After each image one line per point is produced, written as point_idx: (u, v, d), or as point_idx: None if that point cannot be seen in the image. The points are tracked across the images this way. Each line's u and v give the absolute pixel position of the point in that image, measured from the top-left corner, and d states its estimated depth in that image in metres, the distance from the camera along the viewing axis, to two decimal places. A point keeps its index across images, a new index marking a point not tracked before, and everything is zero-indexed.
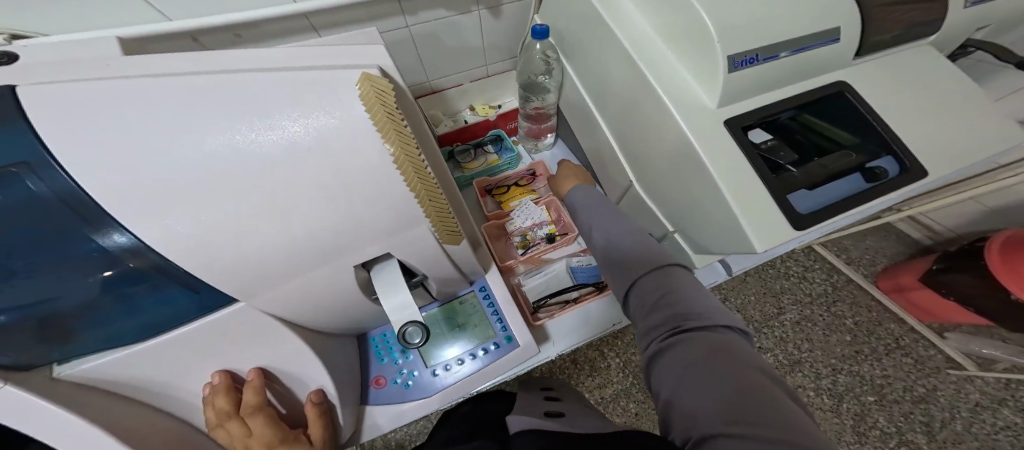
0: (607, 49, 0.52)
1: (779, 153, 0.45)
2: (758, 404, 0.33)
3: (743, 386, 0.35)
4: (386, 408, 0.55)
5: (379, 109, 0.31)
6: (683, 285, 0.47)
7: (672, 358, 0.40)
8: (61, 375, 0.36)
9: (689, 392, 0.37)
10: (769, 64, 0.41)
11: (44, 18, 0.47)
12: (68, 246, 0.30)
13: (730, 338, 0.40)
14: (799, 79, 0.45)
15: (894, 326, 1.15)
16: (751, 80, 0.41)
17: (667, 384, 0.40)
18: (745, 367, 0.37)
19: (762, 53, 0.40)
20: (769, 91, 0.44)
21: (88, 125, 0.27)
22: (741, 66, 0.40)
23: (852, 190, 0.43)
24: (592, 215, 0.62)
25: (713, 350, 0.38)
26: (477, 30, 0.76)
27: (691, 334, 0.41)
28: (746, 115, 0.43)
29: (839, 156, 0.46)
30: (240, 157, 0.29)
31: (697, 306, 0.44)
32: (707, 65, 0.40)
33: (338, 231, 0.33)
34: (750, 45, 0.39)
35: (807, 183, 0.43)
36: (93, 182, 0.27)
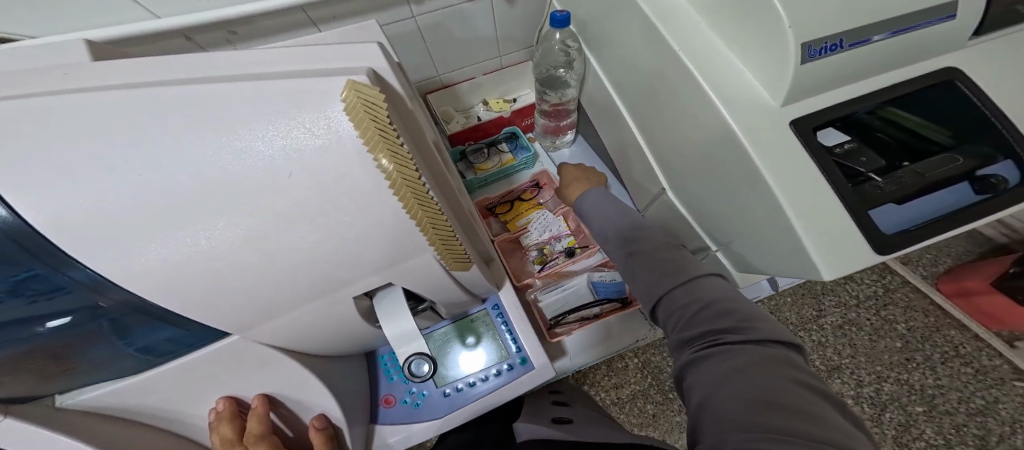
0: (641, 34, 0.44)
1: (861, 158, 0.37)
2: (814, 433, 0.27)
3: (796, 411, 0.28)
4: (396, 429, 0.51)
5: (369, 126, 0.26)
6: (725, 295, 0.40)
7: (706, 372, 0.34)
8: (64, 405, 0.34)
9: (724, 411, 0.31)
10: (853, 52, 0.33)
11: (32, 20, 0.46)
12: (24, 285, 0.27)
13: (784, 355, 0.33)
14: (886, 69, 0.36)
15: (955, 333, 1.02)
16: (830, 71, 0.34)
17: (697, 400, 0.34)
18: (800, 390, 0.30)
19: (848, 37, 0.32)
20: (849, 82, 0.36)
21: (13, 144, 0.22)
22: (821, 54, 0.32)
23: (955, 205, 0.36)
24: (604, 220, 0.55)
25: (760, 367, 0.32)
26: (489, 18, 0.69)
27: (732, 347, 0.34)
28: (821, 114, 0.35)
29: (940, 161, 0.38)
30: (204, 184, 0.24)
31: (741, 316, 0.37)
32: (772, 54, 0.33)
33: (331, 262, 0.29)
34: (832, 29, 0.31)
35: (897, 197, 0.35)
36: (30, 212, 0.23)
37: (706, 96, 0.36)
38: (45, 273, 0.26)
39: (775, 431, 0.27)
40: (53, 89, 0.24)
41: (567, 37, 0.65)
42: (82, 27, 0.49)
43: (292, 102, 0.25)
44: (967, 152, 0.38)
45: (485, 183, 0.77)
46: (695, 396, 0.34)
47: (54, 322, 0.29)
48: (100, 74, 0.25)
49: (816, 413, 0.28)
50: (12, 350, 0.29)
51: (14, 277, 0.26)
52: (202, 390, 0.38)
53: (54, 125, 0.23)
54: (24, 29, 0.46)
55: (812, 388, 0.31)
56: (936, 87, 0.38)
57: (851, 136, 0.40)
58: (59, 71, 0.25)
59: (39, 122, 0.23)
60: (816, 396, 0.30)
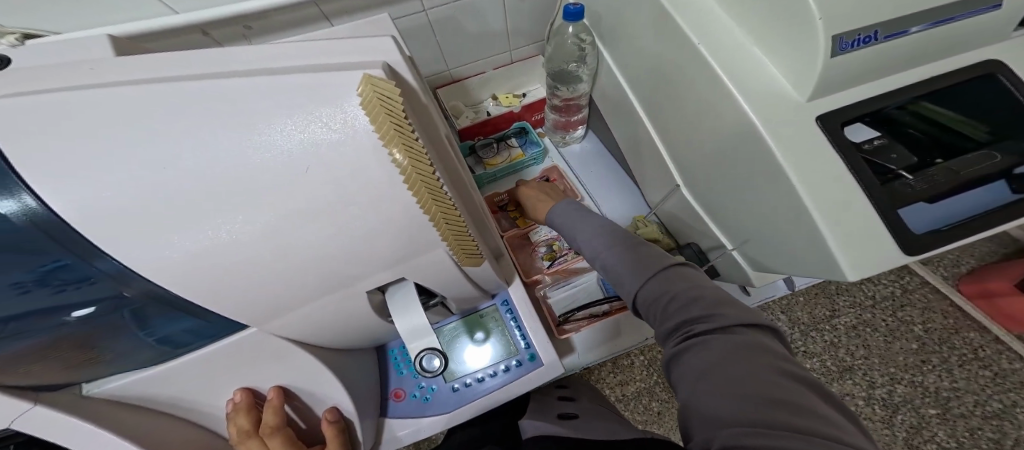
0: (660, 27, 0.43)
1: (891, 155, 0.36)
2: (802, 425, 0.25)
3: (778, 400, 0.27)
4: (406, 422, 0.51)
5: (385, 121, 0.26)
6: (695, 282, 0.38)
7: (688, 367, 0.32)
8: (90, 393, 0.34)
9: (712, 407, 0.29)
10: (890, 44, 0.31)
11: (59, 15, 0.47)
12: (52, 274, 0.27)
13: (761, 340, 0.31)
14: (922, 62, 0.34)
15: (975, 335, 0.99)
16: (863, 64, 0.32)
17: (684, 397, 0.32)
18: (780, 377, 0.28)
19: (884, 29, 0.31)
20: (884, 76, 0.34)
21: (45, 136, 0.23)
22: (855, 46, 0.30)
23: (990, 206, 0.34)
24: (574, 232, 0.50)
25: (738, 356, 0.30)
26: (500, 11, 0.68)
27: (709, 337, 0.32)
28: (853, 109, 0.34)
29: (977, 158, 0.36)
30: (227, 178, 0.24)
31: (713, 304, 0.35)
32: (799, 46, 0.31)
33: (346, 256, 0.29)
34: (868, 20, 0.30)
35: (929, 195, 0.33)
36: (57, 204, 0.23)
37: (728, 90, 0.35)
38: (72, 263, 0.27)
39: (763, 425, 0.26)
40: (79, 83, 0.24)
41: (581, 31, 0.64)
42: (104, 23, 0.49)
43: (310, 96, 0.25)
44: (1006, 149, 0.36)
45: (495, 178, 0.77)
46: (682, 392, 0.33)
47: (80, 311, 0.30)
48: (128, 69, 0.25)
49: (801, 401, 0.27)
50: (41, 337, 0.29)
51: (43, 267, 0.27)
52: (219, 381, 0.39)
53: (81, 119, 0.23)
54: (48, 24, 0.47)
55: (793, 372, 0.29)
56: (974, 81, 0.36)
57: (881, 132, 0.39)
58: (86, 66, 0.25)
59: (65, 116, 0.23)
60: (799, 380, 0.29)
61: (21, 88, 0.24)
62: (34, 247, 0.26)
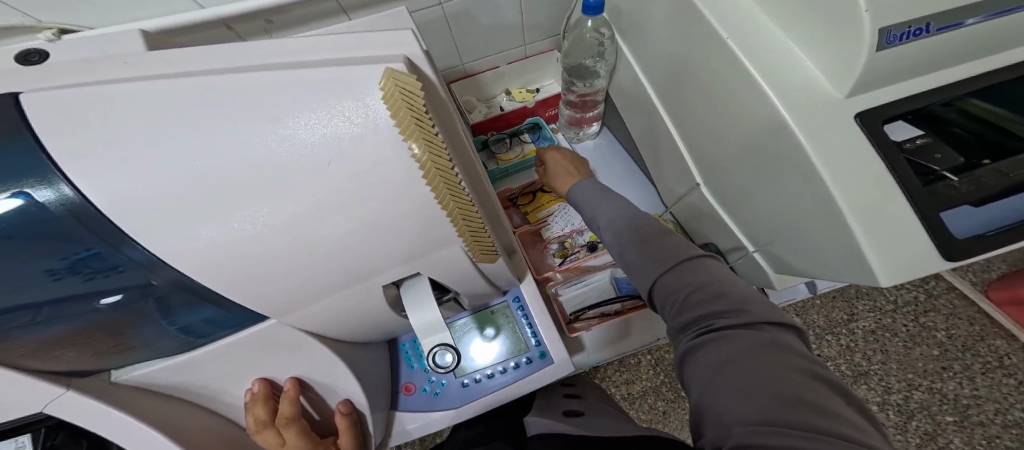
0: (688, 20, 0.42)
1: (934, 155, 0.35)
2: (823, 427, 0.24)
3: (802, 400, 0.26)
4: (416, 416, 0.52)
5: (407, 116, 0.25)
6: (719, 277, 0.36)
7: (704, 362, 0.31)
8: (119, 380, 0.36)
9: (726, 403, 0.28)
10: (942, 37, 0.29)
11: (91, 10, 0.47)
12: (83, 262, 0.28)
13: (785, 340, 0.30)
14: (980, 55, 0.32)
15: (1001, 343, 0.95)
16: (910, 59, 0.30)
17: (697, 393, 0.31)
18: (802, 377, 0.27)
19: (936, 21, 0.28)
20: (935, 70, 0.32)
21: (83, 128, 0.24)
22: (902, 39, 0.28)
23: None
24: (596, 211, 0.50)
25: (760, 353, 0.29)
26: (517, 5, 0.67)
27: (729, 333, 0.31)
28: (896, 106, 0.32)
29: None
30: (252, 170, 0.25)
31: (737, 299, 0.33)
32: (839, 38, 0.29)
33: (363, 251, 0.29)
34: (921, 11, 0.28)
35: (975, 198, 0.31)
36: (95, 194, 0.24)
37: (760, 86, 0.34)
38: (104, 251, 0.27)
39: (780, 424, 0.25)
40: (114, 76, 0.25)
41: (600, 25, 0.63)
42: (132, 18, 0.50)
43: (335, 90, 0.25)
44: None
45: (507, 173, 0.77)
46: (694, 387, 0.32)
47: (109, 298, 0.30)
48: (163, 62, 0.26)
49: (826, 404, 0.26)
50: (77, 322, 0.30)
51: (75, 255, 0.27)
52: (238, 372, 0.39)
53: (115, 111, 0.24)
54: (83, 18, 0.48)
55: (815, 374, 0.28)
56: None
57: (926, 130, 0.37)
58: (121, 59, 0.26)
59: (101, 108, 0.24)
60: (822, 383, 0.28)
61: (61, 81, 0.25)
62: (70, 235, 0.26)
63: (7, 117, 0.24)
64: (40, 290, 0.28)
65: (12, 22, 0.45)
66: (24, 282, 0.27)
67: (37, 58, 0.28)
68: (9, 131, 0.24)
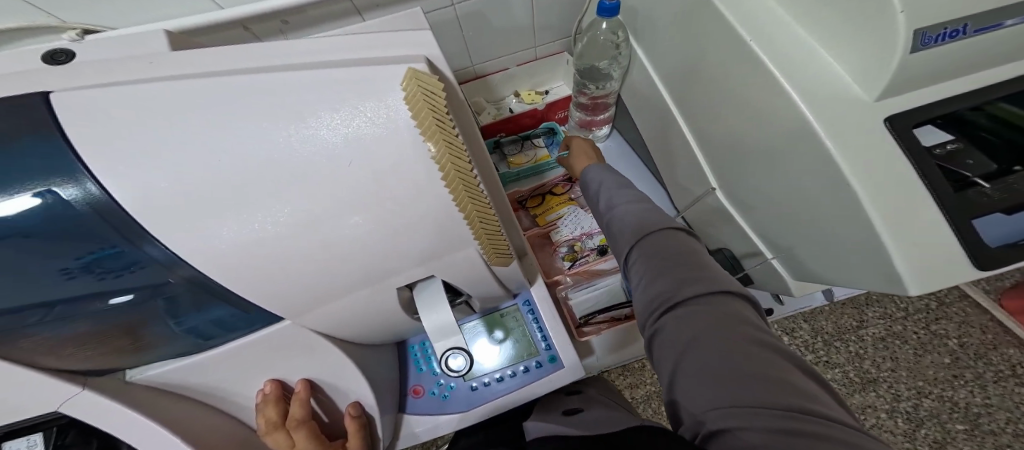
0: (709, 22, 0.41)
1: (965, 160, 0.34)
2: (791, 401, 0.24)
3: (764, 375, 0.26)
4: (424, 419, 0.51)
5: (429, 118, 0.25)
6: (680, 248, 0.36)
7: (671, 339, 0.31)
8: (133, 379, 0.36)
9: (697, 383, 0.27)
10: (978, 39, 0.29)
11: (109, 11, 0.48)
12: (104, 260, 0.27)
13: (741, 311, 0.30)
14: (1012, 59, 0.31)
15: (1014, 351, 0.94)
16: (944, 62, 0.29)
17: (667, 374, 0.30)
18: (762, 350, 0.27)
19: (974, 22, 0.28)
20: (965, 73, 0.31)
21: (110, 125, 0.24)
22: (938, 41, 0.27)
23: None
24: (603, 185, 0.49)
25: (722, 327, 0.29)
26: (529, 7, 0.67)
27: (693, 307, 0.31)
28: (925, 109, 0.31)
29: None
30: (275, 170, 0.24)
31: (697, 272, 0.33)
32: (870, 41, 0.29)
33: (380, 252, 0.29)
34: (955, 13, 0.27)
35: (1008, 206, 0.30)
36: (120, 191, 0.24)
37: (783, 90, 0.34)
38: (126, 250, 0.27)
39: (751, 402, 0.24)
40: (145, 75, 0.25)
41: (616, 27, 0.63)
42: (151, 19, 0.51)
43: (361, 92, 0.25)
44: None
45: (518, 177, 0.77)
46: (665, 368, 0.31)
47: (124, 296, 0.30)
48: (189, 62, 0.26)
49: (789, 376, 0.26)
50: (94, 320, 0.30)
51: (96, 252, 0.27)
52: (250, 373, 0.39)
53: (146, 111, 0.24)
54: (105, 20, 0.49)
55: (774, 345, 0.28)
56: None
57: (960, 135, 0.36)
58: (146, 59, 0.26)
59: (134, 107, 0.24)
60: (783, 354, 0.27)
61: (92, 80, 0.25)
62: (91, 233, 0.26)
63: (38, 116, 0.24)
64: (61, 287, 0.28)
65: (38, 22, 0.46)
66: (42, 279, 0.27)
67: (64, 58, 0.29)
68: (37, 128, 0.24)
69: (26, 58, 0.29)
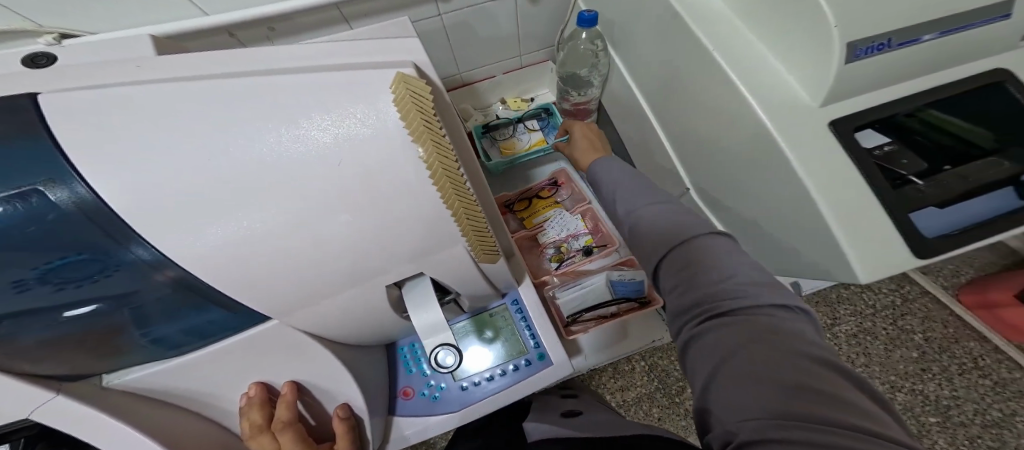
0: (672, 34, 0.44)
1: (901, 160, 0.37)
2: (830, 416, 0.24)
3: (804, 389, 0.25)
4: (413, 421, 0.51)
5: (417, 119, 0.26)
6: (720, 257, 0.36)
7: (708, 350, 0.31)
8: (110, 384, 0.35)
9: (731, 394, 0.28)
10: (902, 51, 0.32)
11: (88, 16, 0.47)
12: (94, 261, 0.28)
13: (783, 325, 0.30)
14: (938, 68, 0.35)
15: (974, 344, 1.00)
16: (875, 71, 0.32)
17: (702, 383, 0.31)
18: (805, 364, 0.27)
19: (897, 36, 0.31)
20: (901, 81, 0.35)
21: (101, 129, 0.24)
22: (868, 53, 0.30)
23: (999, 211, 0.34)
24: (615, 181, 0.50)
25: (761, 340, 0.29)
26: (512, 17, 0.70)
27: (732, 319, 0.31)
28: (867, 114, 0.34)
29: (985, 165, 0.36)
30: (265, 170, 0.25)
31: (738, 284, 0.33)
32: (814, 52, 0.32)
33: (370, 250, 0.29)
34: (882, 28, 0.30)
35: (941, 200, 0.34)
36: (109, 191, 0.24)
37: (743, 95, 0.36)
38: (112, 249, 0.27)
39: (787, 414, 0.25)
40: (135, 80, 0.26)
41: (594, 36, 0.66)
42: (131, 24, 0.50)
43: (349, 96, 0.26)
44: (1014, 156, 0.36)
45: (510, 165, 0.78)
46: (700, 378, 0.32)
47: (94, 301, 0.30)
48: (178, 67, 0.27)
49: (831, 391, 0.25)
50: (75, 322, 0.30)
51: (83, 253, 0.27)
52: (236, 376, 0.39)
53: (135, 114, 0.25)
54: (86, 25, 0.49)
55: (819, 359, 0.27)
56: (984, 89, 0.36)
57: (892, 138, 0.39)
58: (135, 64, 0.27)
59: (124, 111, 0.25)
60: (829, 369, 0.27)
61: (85, 84, 0.26)
62: (78, 233, 0.26)
63: (25, 116, 0.25)
64: (43, 286, 0.28)
65: (14, 26, 0.45)
66: (27, 282, 0.27)
67: (44, 63, 0.29)
68: (24, 131, 0.25)
69: (10, 62, 0.29)
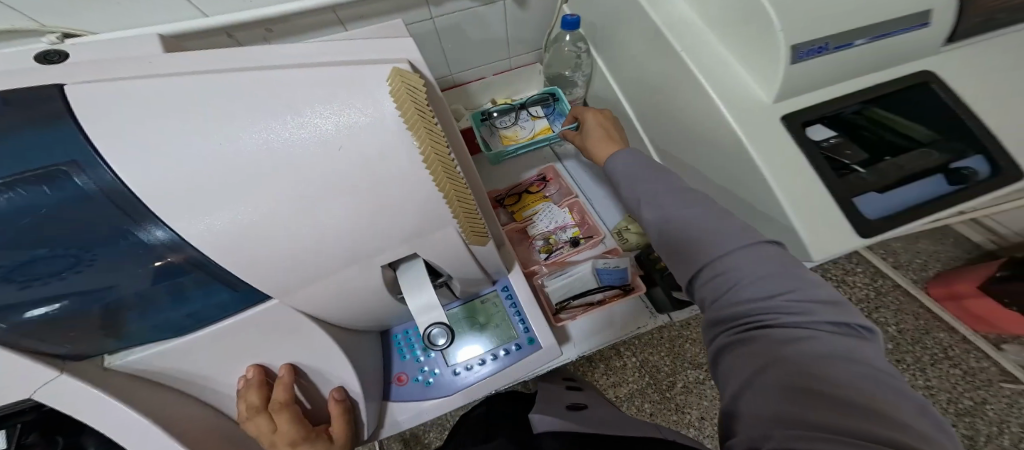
0: (645, 38, 0.48)
1: (845, 151, 0.41)
2: (878, 435, 0.22)
3: (852, 406, 0.23)
4: (407, 405, 0.53)
5: (411, 108, 0.29)
6: (773, 260, 0.32)
7: (746, 357, 0.29)
8: (111, 365, 0.36)
9: (766, 402, 0.26)
10: (840, 53, 0.37)
11: (90, 17, 0.49)
12: (113, 241, 0.30)
13: (838, 340, 0.27)
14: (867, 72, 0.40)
15: (944, 335, 1.05)
16: (819, 70, 0.37)
17: (734, 388, 0.29)
18: (857, 382, 0.24)
19: (833, 40, 0.35)
20: (842, 80, 0.40)
21: (123, 118, 0.27)
22: (810, 55, 0.35)
23: (935, 194, 0.39)
24: (636, 183, 0.42)
25: (809, 353, 0.26)
26: (501, 22, 0.73)
27: (778, 328, 0.28)
28: (815, 108, 0.39)
29: (919, 155, 0.41)
30: (270, 155, 0.27)
31: (790, 290, 0.30)
32: (763, 51, 0.36)
33: (367, 231, 0.32)
34: (821, 32, 0.34)
35: (881, 185, 0.38)
36: (126, 174, 0.26)
37: (707, 92, 0.39)
38: (131, 229, 0.29)
39: (825, 428, 0.23)
40: (151, 74, 0.28)
41: (577, 39, 0.74)
42: (131, 24, 0.52)
43: (348, 87, 0.28)
44: (943, 148, 0.41)
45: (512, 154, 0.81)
46: (733, 384, 0.30)
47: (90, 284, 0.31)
48: (189, 64, 0.29)
49: (885, 411, 0.23)
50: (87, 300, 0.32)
51: (104, 232, 0.29)
52: (237, 358, 0.40)
53: (152, 104, 0.27)
54: (89, 26, 0.50)
55: (874, 377, 0.25)
56: (914, 89, 0.42)
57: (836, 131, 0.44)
58: (148, 60, 0.29)
59: (141, 101, 0.27)
60: (886, 389, 0.24)
61: (105, 78, 0.28)
62: (103, 214, 0.29)
63: (54, 106, 0.27)
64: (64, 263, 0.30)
65: (18, 26, 0.47)
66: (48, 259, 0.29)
67: (57, 59, 0.31)
68: (55, 121, 0.27)
69: (26, 58, 0.31)
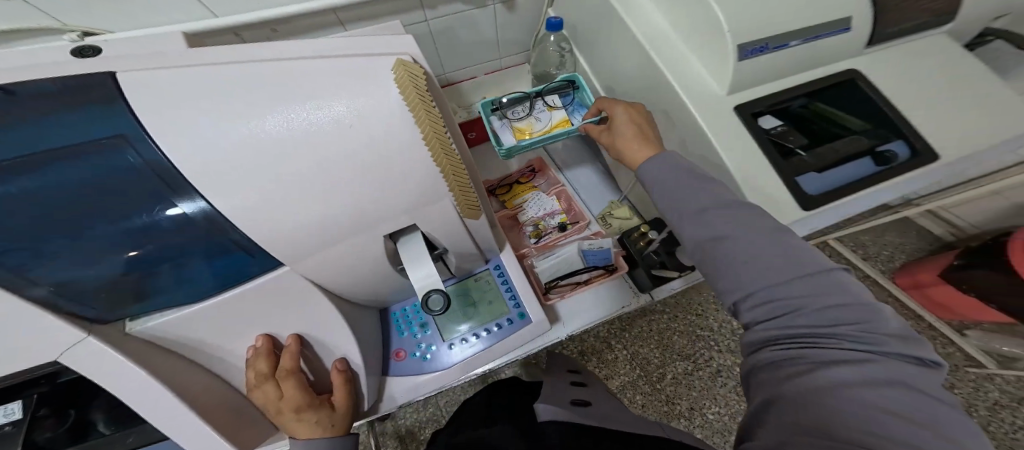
0: (619, 39, 0.54)
1: (790, 138, 0.47)
2: None
3: (879, 430, 0.25)
4: (404, 379, 0.57)
5: (413, 92, 0.33)
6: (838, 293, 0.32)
7: (784, 374, 0.31)
8: (133, 330, 0.38)
9: (792, 413, 0.29)
10: (777, 53, 0.44)
11: (106, 17, 0.53)
12: (145, 211, 0.34)
13: (888, 372, 0.28)
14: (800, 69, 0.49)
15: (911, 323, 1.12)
16: (761, 66, 0.44)
17: (764, 397, 0.32)
18: (894, 409, 0.26)
19: (773, 41, 0.42)
20: (782, 76, 0.48)
21: (154, 104, 0.30)
22: (752, 54, 0.43)
23: (865, 173, 0.46)
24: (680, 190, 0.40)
25: (850, 378, 0.28)
26: (492, 24, 0.77)
27: (824, 355, 0.30)
28: (761, 100, 0.47)
29: (853, 141, 0.49)
30: (291, 132, 0.31)
31: (846, 322, 0.31)
32: (717, 51, 0.43)
33: (372, 202, 0.35)
34: (758, 35, 0.42)
35: (818, 166, 0.46)
36: (167, 147, 0.30)
37: (674, 86, 0.46)
38: (166, 199, 0.33)
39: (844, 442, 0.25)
40: (182, 62, 0.32)
41: (561, 40, 0.80)
42: (145, 24, 0.56)
43: (359, 74, 0.33)
44: (874, 135, 0.49)
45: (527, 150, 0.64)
46: (764, 393, 0.32)
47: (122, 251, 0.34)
48: (213, 54, 0.33)
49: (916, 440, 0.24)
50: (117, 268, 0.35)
51: (141, 203, 0.33)
52: (248, 327, 0.43)
53: (188, 87, 0.31)
54: (104, 24, 0.54)
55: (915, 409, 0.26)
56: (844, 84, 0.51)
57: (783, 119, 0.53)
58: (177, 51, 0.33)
59: (178, 85, 0.31)
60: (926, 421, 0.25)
61: (143, 67, 0.32)
62: (147, 185, 0.33)
63: (105, 89, 0.31)
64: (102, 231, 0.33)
65: (41, 25, 0.50)
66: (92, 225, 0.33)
67: (91, 53, 0.35)
68: (104, 104, 0.31)
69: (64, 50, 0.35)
